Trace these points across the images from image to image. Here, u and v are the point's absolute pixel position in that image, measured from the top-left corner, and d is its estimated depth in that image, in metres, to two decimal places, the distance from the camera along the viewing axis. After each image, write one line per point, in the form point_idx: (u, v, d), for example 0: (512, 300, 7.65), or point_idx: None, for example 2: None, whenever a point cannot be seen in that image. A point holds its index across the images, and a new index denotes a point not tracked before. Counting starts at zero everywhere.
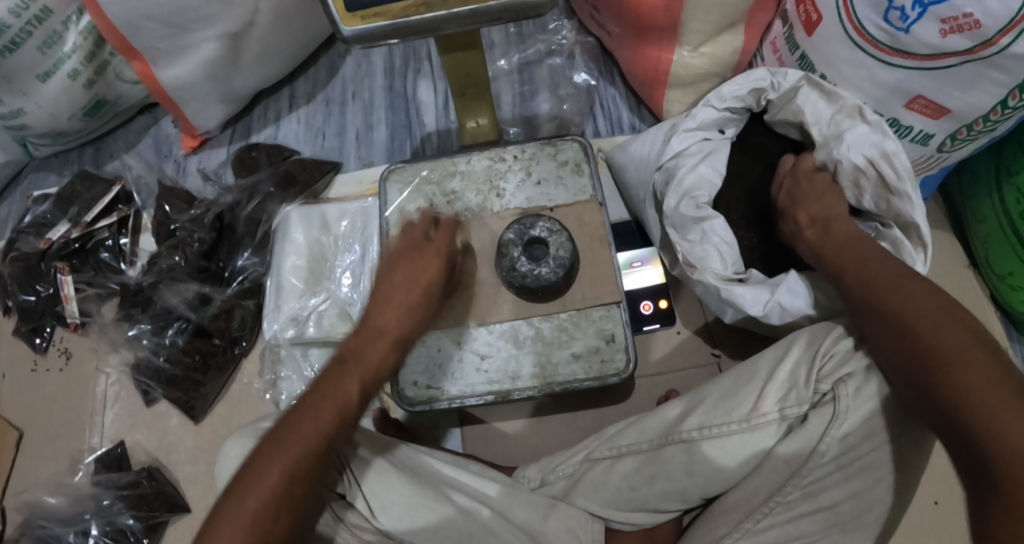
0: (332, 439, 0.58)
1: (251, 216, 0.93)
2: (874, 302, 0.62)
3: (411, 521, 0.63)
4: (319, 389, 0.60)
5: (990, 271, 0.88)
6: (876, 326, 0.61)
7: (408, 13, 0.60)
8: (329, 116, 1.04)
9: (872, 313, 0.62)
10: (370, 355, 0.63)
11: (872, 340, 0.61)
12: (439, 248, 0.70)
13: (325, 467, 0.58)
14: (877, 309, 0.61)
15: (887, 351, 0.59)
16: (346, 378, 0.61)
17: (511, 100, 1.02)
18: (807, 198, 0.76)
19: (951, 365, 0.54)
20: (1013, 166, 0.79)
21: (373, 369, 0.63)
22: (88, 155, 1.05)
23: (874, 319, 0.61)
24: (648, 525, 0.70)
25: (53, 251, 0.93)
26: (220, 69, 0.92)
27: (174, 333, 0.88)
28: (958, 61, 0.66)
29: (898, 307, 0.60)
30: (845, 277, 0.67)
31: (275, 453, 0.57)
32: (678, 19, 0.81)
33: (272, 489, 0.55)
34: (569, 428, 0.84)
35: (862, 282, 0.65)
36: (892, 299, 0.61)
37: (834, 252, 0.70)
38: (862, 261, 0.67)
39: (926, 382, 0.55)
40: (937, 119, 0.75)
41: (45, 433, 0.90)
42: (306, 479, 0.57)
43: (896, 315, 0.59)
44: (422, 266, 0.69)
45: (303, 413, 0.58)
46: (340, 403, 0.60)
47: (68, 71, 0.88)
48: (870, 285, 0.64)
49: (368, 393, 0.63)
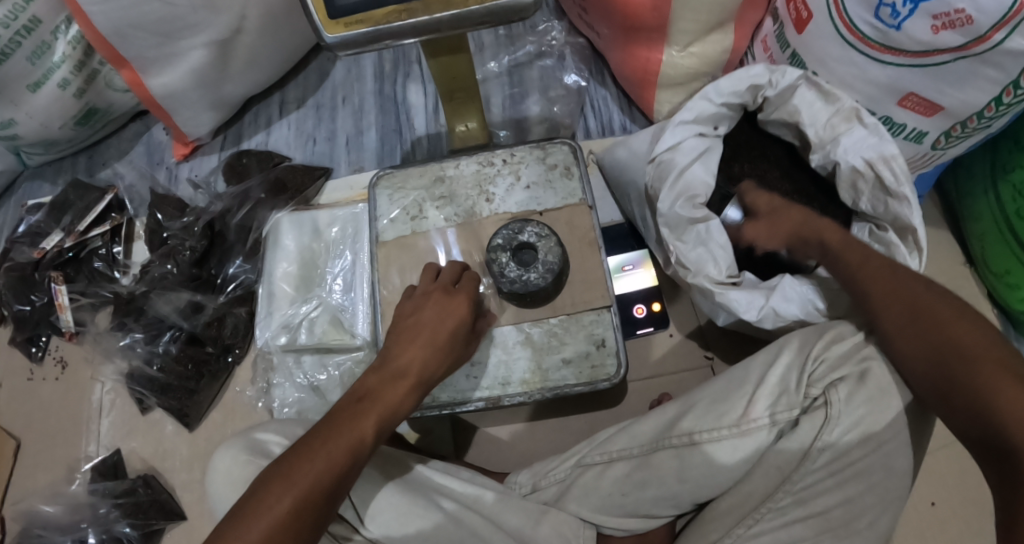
0: (343, 474, 0.54)
1: (241, 224, 0.93)
2: (886, 300, 0.62)
3: (401, 529, 0.62)
4: (333, 423, 0.57)
5: (986, 269, 0.87)
6: (896, 325, 0.60)
7: (391, 19, 0.60)
8: (319, 121, 1.04)
9: (891, 311, 0.61)
10: (387, 395, 0.61)
11: (889, 342, 0.61)
12: (467, 295, 0.71)
13: (334, 502, 0.54)
14: (898, 306, 0.61)
15: (911, 348, 0.59)
16: (365, 415, 0.58)
17: (501, 103, 1.01)
18: (791, 204, 0.76)
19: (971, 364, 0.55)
20: (1009, 163, 0.78)
21: (392, 413, 0.61)
22: (81, 164, 1.06)
23: (893, 317, 0.61)
24: (641, 530, 0.69)
25: (47, 260, 0.92)
26: (209, 76, 0.92)
27: (167, 341, 0.88)
28: (951, 57, 0.65)
29: (921, 306, 0.60)
30: (859, 276, 0.66)
31: (283, 485, 0.53)
32: (666, 19, 0.81)
33: (279, 519, 0.51)
34: (562, 432, 0.84)
35: (880, 281, 0.64)
36: (906, 297, 0.61)
37: (853, 252, 0.68)
38: (875, 262, 0.66)
39: (958, 383, 0.55)
40: (931, 116, 0.74)
41: (42, 442, 0.90)
42: (312, 512, 0.52)
43: (920, 313, 0.59)
44: (448, 309, 0.68)
45: (315, 446, 0.55)
46: (353, 442, 0.56)
47: (58, 81, 0.88)
48: (888, 284, 0.63)
49: (384, 436, 0.59)
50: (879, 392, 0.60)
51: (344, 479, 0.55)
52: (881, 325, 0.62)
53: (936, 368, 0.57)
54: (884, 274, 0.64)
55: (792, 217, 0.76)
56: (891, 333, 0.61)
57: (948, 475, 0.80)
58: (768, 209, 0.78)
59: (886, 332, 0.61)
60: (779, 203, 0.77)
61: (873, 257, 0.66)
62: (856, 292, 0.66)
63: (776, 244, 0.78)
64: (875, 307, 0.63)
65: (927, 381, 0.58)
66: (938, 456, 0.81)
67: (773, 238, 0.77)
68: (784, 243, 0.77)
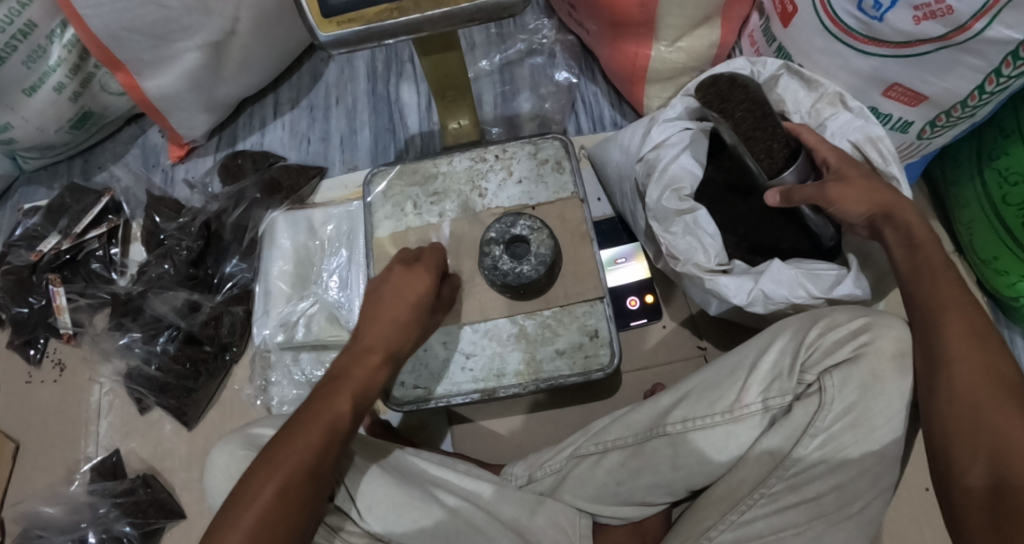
0: (323, 455, 0.56)
1: (237, 223, 0.94)
2: (934, 306, 0.60)
3: (398, 522, 0.63)
4: (310, 407, 0.59)
5: (974, 256, 0.88)
6: (958, 345, 0.57)
7: (383, 17, 0.60)
8: (313, 121, 1.05)
9: (955, 332, 0.58)
10: (358, 373, 0.61)
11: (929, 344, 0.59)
12: (428, 265, 0.68)
13: (322, 484, 0.56)
14: (966, 332, 0.58)
15: (967, 378, 0.56)
16: (338, 395, 0.59)
17: (492, 101, 1.03)
18: (880, 179, 0.68)
19: (994, 398, 0.55)
20: (994, 150, 0.79)
21: (365, 388, 0.61)
22: (77, 167, 1.06)
23: (959, 339, 0.58)
24: (636, 519, 0.71)
25: (44, 263, 0.93)
26: (204, 78, 0.92)
27: (164, 341, 0.88)
28: (933, 48, 0.67)
29: (973, 334, 0.58)
30: (936, 283, 0.61)
31: (268, 470, 0.55)
32: (653, 15, 0.82)
33: (266, 504, 0.53)
34: (557, 424, 0.85)
35: (958, 302, 0.59)
36: (953, 311, 0.59)
37: (932, 255, 0.62)
38: (949, 275, 0.61)
39: (975, 399, 0.55)
40: (914, 106, 0.75)
41: (42, 443, 0.91)
42: (299, 495, 0.55)
43: (984, 350, 0.57)
44: (410, 285, 0.66)
45: (295, 430, 0.57)
46: (330, 420, 0.58)
47: (53, 84, 0.89)
48: (962, 305, 0.59)
49: (359, 411, 0.60)
50: (871, 378, 0.61)
51: (326, 459, 0.57)
52: (942, 338, 0.58)
53: (972, 405, 0.55)
54: (955, 293, 0.60)
55: (874, 185, 0.67)
56: (951, 349, 0.57)
57: None
58: (849, 172, 0.69)
59: (943, 348, 0.58)
60: (860, 169, 0.69)
61: (948, 270, 0.61)
62: (920, 297, 0.61)
63: (860, 214, 0.67)
64: (935, 319, 0.59)
65: (951, 395, 0.56)
66: None
67: (862, 203, 0.66)
68: (867, 215, 0.67)
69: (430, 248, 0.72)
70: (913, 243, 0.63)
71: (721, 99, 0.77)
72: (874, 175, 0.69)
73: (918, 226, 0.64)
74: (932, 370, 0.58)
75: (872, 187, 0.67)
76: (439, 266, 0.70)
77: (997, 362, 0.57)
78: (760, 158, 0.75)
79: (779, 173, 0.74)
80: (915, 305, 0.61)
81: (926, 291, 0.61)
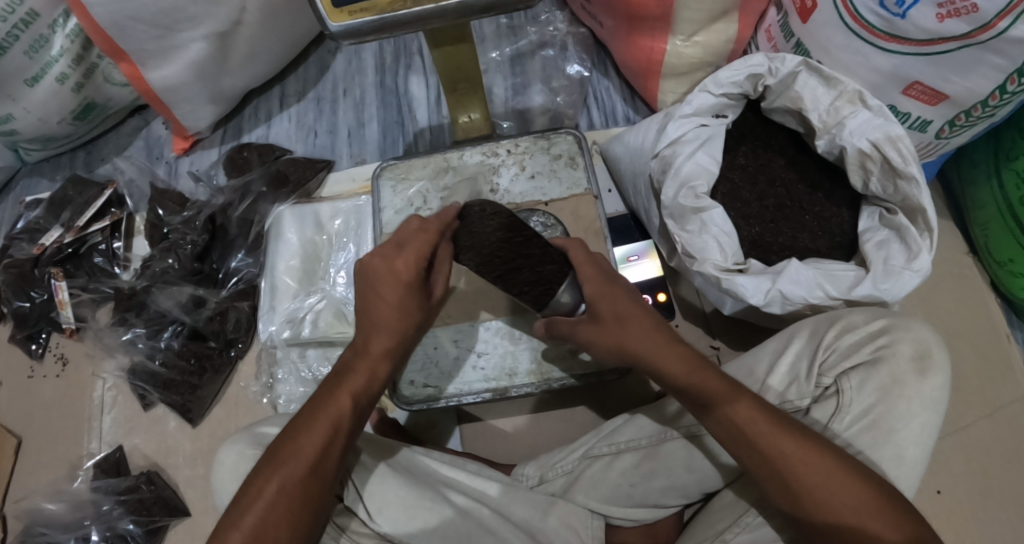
0: (326, 451, 0.55)
1: (243, 217, 0.93)
2: (745, 441, 0.56)
3: (408, 523, 0.62)
4: (315, 402, 0.58)
5: (989, 258, 0.86)
6: (820, 505, 0.53)
7: (396, 7, 0.58)
8: (320, 114, 1.04)
9: (812, 492, 0.53)
10: (362, 366, 0.61)
11: (757, 476, 0.56)
12: (406, 262, 0.63)
13: (325, 482, 0.55)
14: (822, 478, 0.53)
15: (810, 494, 0.53)
16: (341, 390, 0.59)
17: (504, 94, 1.01)
18: (633, 313, 0.63)
19: (837, 506, 0.52)
20: (1012, 151, 0.78)
21: (368, 382, 0.60)
22: (80, 159, 1.05)
23: (818, 499, 0.53)
24: (648, 521, 0.69)
25: (46, 256, 0.91)
26: (209, 69, 0.91)
27: (169, 336, 0.88)
28: (956, 46, 0.65)
29: (785, 453, 0.54)
30: (765, 447, 0.55)
31: (272, 467, 0.54)
32: (670, 8, 0.80)
33: (268, 502, 0.53)
34: (568, 423, 0.84)
35: (798, 454, 0.54)
36: (760, 437, 0.55)
37: (740, 407, 0.56)
38: (768, 424, 0.55)
39: (827, 512, 0.53)
40: (934, 105, 0.73)
41: (44, 439, 0.89)
42: (301, 491, 0.53)
43: (809, 462, 0.54)
44: (387, 281, 0.62)
45: (299, 428, 0.56)
46: (334, 416, 0.57)
47: (56, 75, 0.87)
48: (802, 456, 0.54)
49: (364, 408, 0.59)
50: (891, 381, 0.59)
51: (331, 456, 0.56)
52: (808, 502, 0.53)
53: (828, 518, 0.53)
54: (795, 448, 0.54)
55: (648, 329, 0.62)
56: (815, 510, 0.53)
57: (954, 463, 0.80)
58: (619, 311, 0.62)
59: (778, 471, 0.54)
60: (626, 298, 0.63)
61: (768, 419, 0.55)
62: (723, 434, 0.57)
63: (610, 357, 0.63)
64: (791, 489, 0.54)
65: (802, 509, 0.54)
66: (946, 445, 0.81)
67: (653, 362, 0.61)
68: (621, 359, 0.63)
69: (418, 229, 0.64)
70: (715, 408, 0.57)
71: (468, 234, 0.67)
72: (628, 303, 0.63)
73: (711, 379, 0.58)
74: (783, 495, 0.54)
75: (624, 327, 0.62)
76: (424, 257, 0.63)
77: (866, 495, 0.52)
78: (536, 292, 0.66)
79: (553, 293, 0.65)
80: (759, 476, 0.56)
81: (757, 459, 0.55)
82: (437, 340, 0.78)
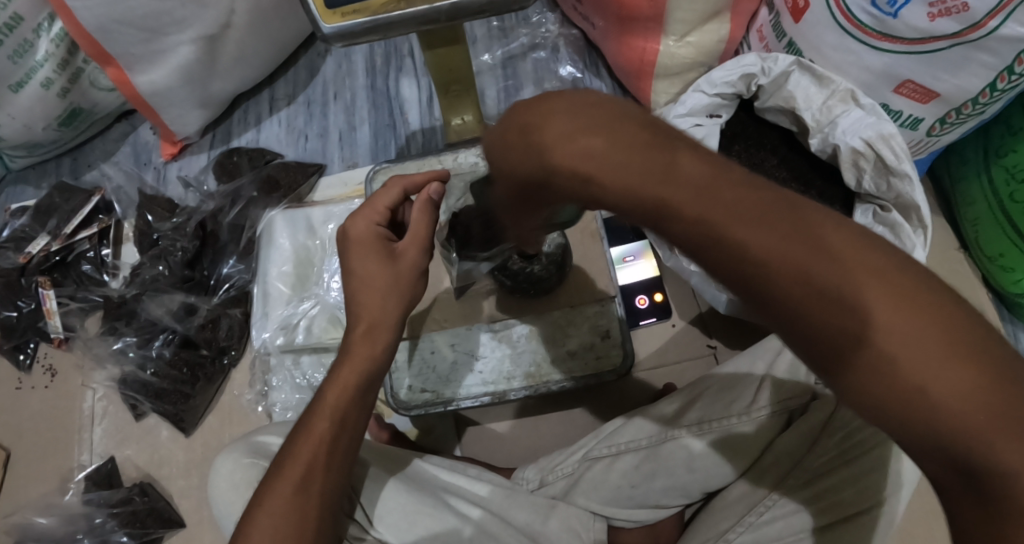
0: (311, 467, 0.55)
1: (234, 223, 0.91)
2: (769, 268, 0.32)
3: (409, 530, 0.61)
4: (301, 423, 0.58)
5: (980, 253, 0.87)
6: (896, 365, 0.30)
7: (389, 9, 0.57)
8: (311, 117, 1.03)
9: (889, 345, 0.30)
10: (339, 381, 0.58)
11: (793, 319, 0.33)
12: (358, 238, 0.60)
13: (313, 497, 0.54)
14: (938, 377, 0.30)
15: (892, 352, 0.30)
16: (322, 408, 0.57)
17: (496, 96, 1.01)
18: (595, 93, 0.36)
19: (930, 374, 0.30)
20: (1002, 147, 0.78)
21: (346, 382, 0.58)
22: (66, 166, 1.03)
23: (893, 359, 0.30)
24: (650, 522, 0.69)
25: (33, 265, 0.89)
26: (197, 72, 0.90)
27: (160, 345, 0.87)
28: (947, 45, 0.66)
29: (851, 287, 0.31)
30: (821, 283, 0.31)
31: (260, 490, 0.55)
32: (663, 8, 0.80)
33: (254, 523, 0.53)
34: (567, 426, 0.83)
35: (877, 290, 0.30)
36: (795, 261, 0.32)
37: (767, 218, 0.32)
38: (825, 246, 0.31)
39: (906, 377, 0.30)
40: (926, 103, 0.74)
41: (33, 452, 0.88)
42: (282, 507, 0.53)
43: (907, 306, 0.30)
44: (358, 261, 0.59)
45: (285, 451, 0.56)
46: (317, 435, 0.56)
47: (41, 80, 0.85)
48: (879, 290, 0.31)
49: (349, 420, 0.57)
50: None
51: (317, 472, 0.55)
52: (882, 362, 0.30)
53: (903, 387, 0.30)
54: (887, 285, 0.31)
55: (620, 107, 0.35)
56: (899, 387, 0.30)
57: None
58: (575, 123, 0.35)
59: (834, 314, 0.31)
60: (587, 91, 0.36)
61: (834, 243, 0.31)
62: (735, 256, 0.33)
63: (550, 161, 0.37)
64: (854, 342, 0.31)
65: (866, 375, 0.31)
66: None
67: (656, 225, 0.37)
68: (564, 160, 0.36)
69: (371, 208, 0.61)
70: (750, 250, 0.32)
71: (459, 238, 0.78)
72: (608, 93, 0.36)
73: (742, 208, 0.32)
74: (843, 351, 0.31)
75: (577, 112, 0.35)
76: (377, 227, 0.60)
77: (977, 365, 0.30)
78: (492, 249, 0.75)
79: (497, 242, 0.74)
80: (808, 327, 0.32)
81: (796, 297, 0.32)
82: (435, 344, 0.78)
